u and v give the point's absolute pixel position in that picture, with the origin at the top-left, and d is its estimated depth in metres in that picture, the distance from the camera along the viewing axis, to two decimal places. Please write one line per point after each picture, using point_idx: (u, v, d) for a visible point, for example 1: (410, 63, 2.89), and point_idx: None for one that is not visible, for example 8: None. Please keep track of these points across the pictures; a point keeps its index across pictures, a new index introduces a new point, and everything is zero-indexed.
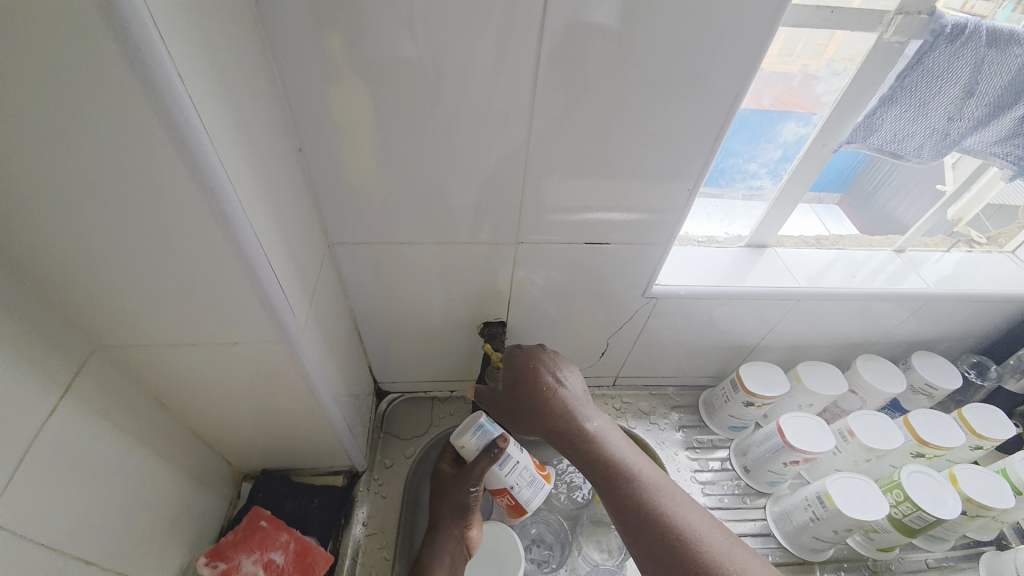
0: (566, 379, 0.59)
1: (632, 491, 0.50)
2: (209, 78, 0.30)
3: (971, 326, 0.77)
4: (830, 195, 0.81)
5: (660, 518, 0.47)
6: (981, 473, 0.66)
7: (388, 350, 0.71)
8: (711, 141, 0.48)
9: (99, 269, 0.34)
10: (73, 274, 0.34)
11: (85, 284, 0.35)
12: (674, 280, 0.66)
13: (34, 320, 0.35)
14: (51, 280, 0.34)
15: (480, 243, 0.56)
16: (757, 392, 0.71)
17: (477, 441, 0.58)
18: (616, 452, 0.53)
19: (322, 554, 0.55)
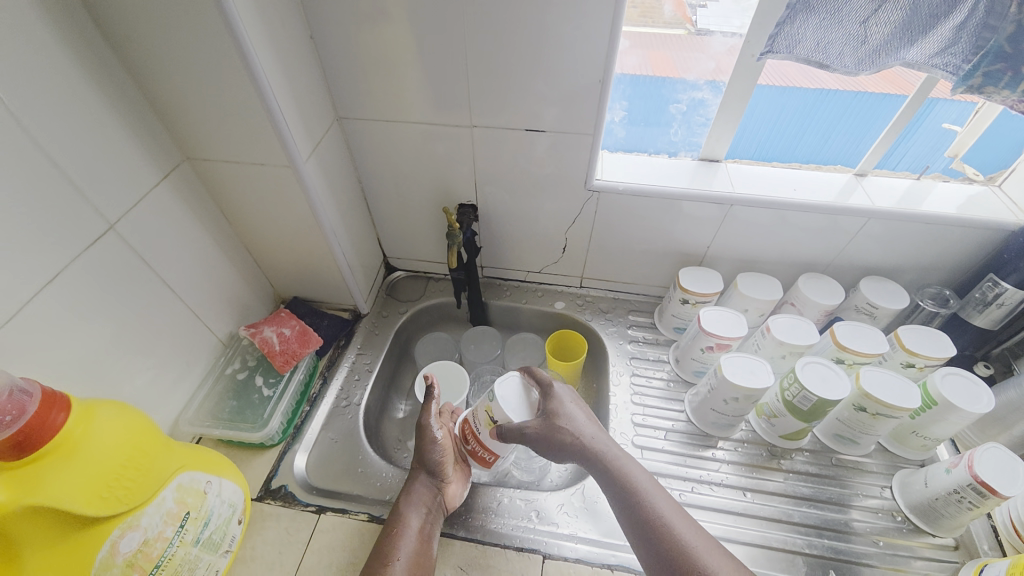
0: (566, 398, 0.64)
1: (627, 496, 0.56)
2: None
3: (934, 257, 0.77)
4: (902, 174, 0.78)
5: (653, 519, 0.54)
6: (896, 379, 0.67)
7: (392, 224, 0.91)
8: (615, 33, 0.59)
9: (184, 96, 0.57)
10: (171, 97, 0.57)
11: (179, 106, 0.58)
12: (616, 177, 0.77)
13: (151, 126, 0.59)
14: (160, 100, 0.58)
15: (445, 126, 0.73)
16: (690, 290, 0.80)
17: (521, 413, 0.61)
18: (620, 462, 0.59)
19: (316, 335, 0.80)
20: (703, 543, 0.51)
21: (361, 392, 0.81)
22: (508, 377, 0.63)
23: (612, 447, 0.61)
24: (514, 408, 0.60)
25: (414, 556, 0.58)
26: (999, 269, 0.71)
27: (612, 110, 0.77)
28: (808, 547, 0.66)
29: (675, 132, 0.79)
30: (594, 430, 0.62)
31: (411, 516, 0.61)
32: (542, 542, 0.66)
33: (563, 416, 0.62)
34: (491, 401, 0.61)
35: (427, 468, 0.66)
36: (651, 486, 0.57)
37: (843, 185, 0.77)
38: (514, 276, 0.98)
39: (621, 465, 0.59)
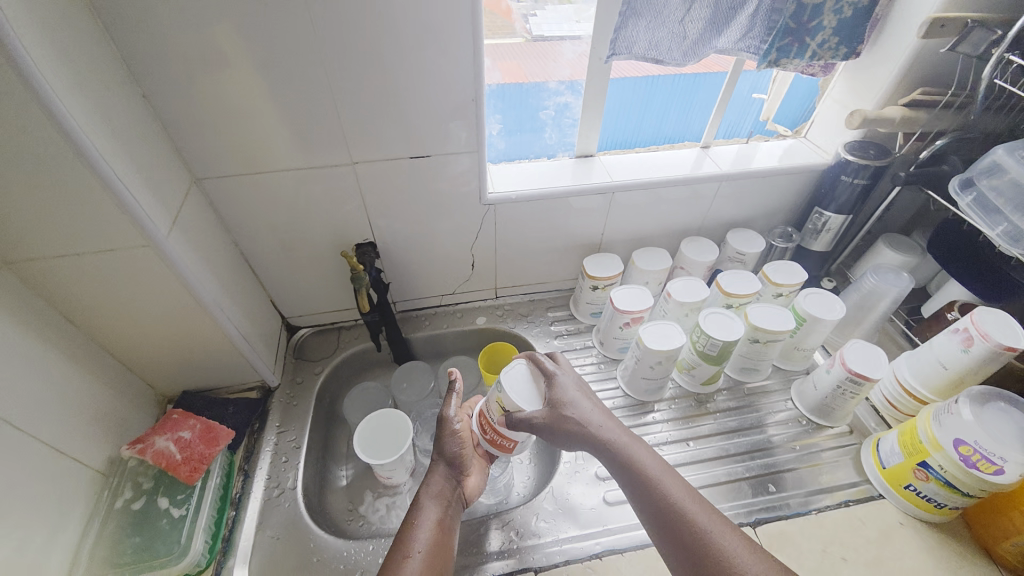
0: (573, 384, 0.64)
1: (641, 484, 0.56)
2: (34, 24, 0.41)
3: (774, 203, 0.92)
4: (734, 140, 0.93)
5: (667, 505, 0.54)
6: (774, 309, 0.79)
7: (284, 282, 0.83)
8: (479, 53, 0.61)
9: None
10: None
11: None
12: (506, 187, 0.80)
13: None
14: None
15: (325, 168, 0.68)
16: (597, 276, 0.86)
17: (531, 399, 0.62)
18: (631, 451, 0.59)
19: (224, 428, 0.69)
20: (716, 522, 0.52)
21: (294, 473, 0.72)
22: (514, 367, 0.65)
23: (620, 435, 0.61)
24: (523, 398, 0.62)
25: (433, 547, 0.55)
26: (821, 201, 0.86)
27: (488, 124, 0.79)
28: (750, 471, 0.74)
29: (549, 136, 0.84)
30: (603, 423, 0.62)
31: (429, 508, 0.59)
32: (500, 564, 0.64)
33: (570, 404, 0.62)
34: (500, 392, 0.62)
35: (445, 462, 0.64)
36: (660, 470, 0.57)
37: (695, 158, 0.88)
38: (429, 304, 0.96)
39: (630, 454, 0.59)
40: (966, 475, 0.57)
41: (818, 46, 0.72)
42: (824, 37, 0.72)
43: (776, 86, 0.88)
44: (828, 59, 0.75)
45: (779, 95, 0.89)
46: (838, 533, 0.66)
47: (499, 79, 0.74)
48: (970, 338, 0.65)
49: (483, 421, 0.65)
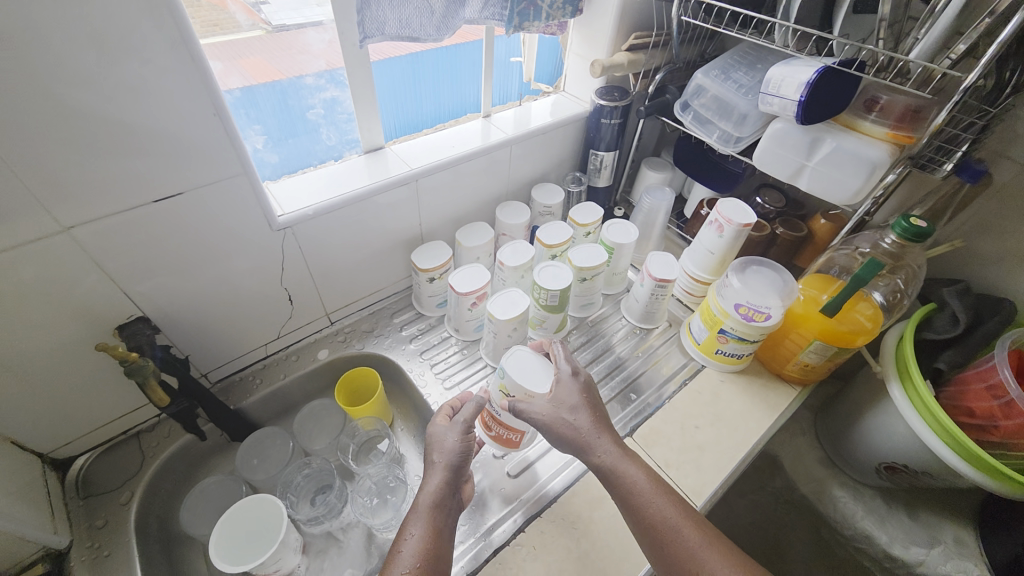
0: (578, 399, 0.64)
1: (631, 501, 0.58)
2: None
3: (561, 153, 1.01)
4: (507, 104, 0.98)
5: (657, 522, 0.56)
6: (588, 249, 0.88)
7: (20, 412, 0.60)
8: (197, 58, 0.49)
9: None
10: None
11: None
12: (297, 203, 0.69)
13: None
14: None
15: (22, 246, 0.49)
16: (430, 267, 0.83)
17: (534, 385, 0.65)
18: (622, 466, 0.60)
19: None
20: (700, 536, 0.55)
21: None
22: (522, 355, 0.68)
23: (613, 452, 0.61)
24: (536, 380, 0.65)
25: (425, 550, 0.53)
26: (593, 143, 0.97)
27: (248, 138, 0.66)
28: (615, 391, 0.84)
29: (327, 136, 0.74)
30: (608, 446, 0.61)
31: (420, 513, 0.56)
32: (484, 546, 0.67)
33: (569, 407, 0.63)
34: (501, 377, 0.67)
35: (442, 467, 0.61)
36: (652, 488, 0.58)
37: (481, 129, 0.90)
38: (252, 359, 0.80)
39: (622, 472, 0.59)
40: (747, 327, 0.75)
41: (549, 8, 0.80)
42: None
43: (528, 47, 0.95)
44: (560, 18, 0.83)
45: (533, 55, 0.96)
46: (687, 409, 0.80)
47: (242, 82, 0.61)
48: (720, 225, 0.83)
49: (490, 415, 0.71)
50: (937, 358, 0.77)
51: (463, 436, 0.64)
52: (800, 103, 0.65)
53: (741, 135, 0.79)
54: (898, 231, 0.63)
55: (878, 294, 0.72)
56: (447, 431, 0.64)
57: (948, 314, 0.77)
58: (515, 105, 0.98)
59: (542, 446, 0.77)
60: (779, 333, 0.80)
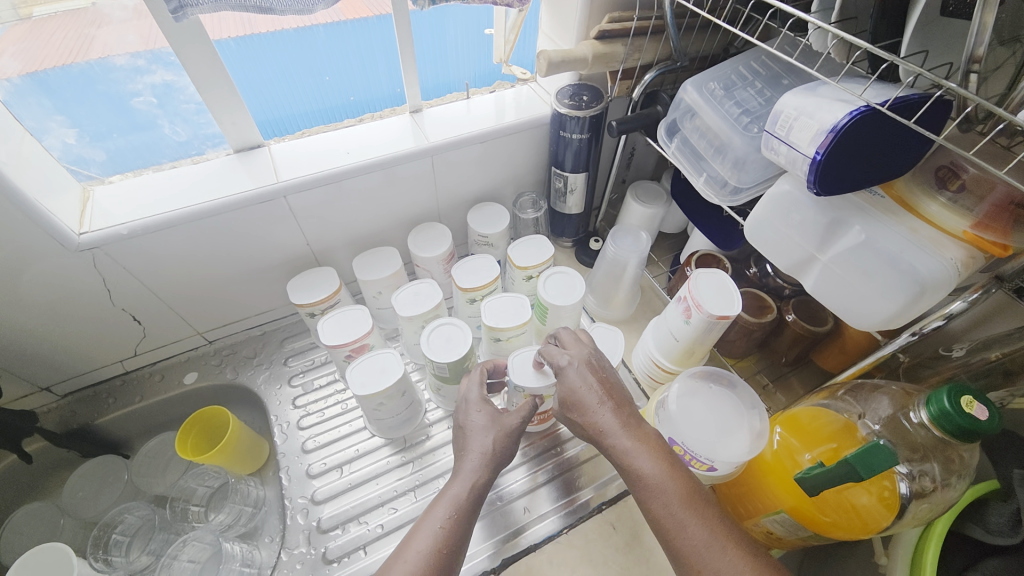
0: (583, 369, 0.50)
1: (640, 497, 0.43)
2: None
3: (520, 164, 0.78)
4: (455, 95, 0.76)
5: (666, 527, 0.41)
6: (512, 298, 0.68)
7: None
8: None
9: None
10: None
11: None
12: (109, 217, 0.55)
13: None
14: None
15: None
16: (305, 302, 0.67)
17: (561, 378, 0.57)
18: (630, 457, 0.44)
19: None
20: (723, 545, 0.39)
21: None
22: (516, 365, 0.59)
23: (625, 438, 0.45)
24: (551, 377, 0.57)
25: (438, 546, 0.43)
26: (556, 159, 0.73)
27: (51, 132, 0.53)
28: (512, 496, 0.64)
29: (174, 130, 0.59)
30: (611, 415, 0.47)
31: (450, 495, 0.47)
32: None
33: (573, 400, 0.49)
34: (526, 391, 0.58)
35: (479, 457, 0.51)
36: (664, 481, 0.42)
37: (404, 127, 0.69)
38: (108, 374, 0.71)
39: (630, 462, 0.44)
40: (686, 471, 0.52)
41: None
42: None
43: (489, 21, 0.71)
44: None
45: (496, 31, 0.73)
46: (590, 549, 0.60)
47: (24, 68, 0.49)
48: (688, 308, 0.58)
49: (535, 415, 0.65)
50: (972, 565, 0.47)
51: (502, 424, 0.54)
52: (812, 164, 0.39)
53: (740, 183, 0.52)
54: (936, 412, 0.39)
55: (903, 483, 0.44)
56: (484, 416, 0.54)
57: (1011, 509, 0.46)
58: (463, 96, 0.76)
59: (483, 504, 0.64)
60: (745, 486, 0.55)
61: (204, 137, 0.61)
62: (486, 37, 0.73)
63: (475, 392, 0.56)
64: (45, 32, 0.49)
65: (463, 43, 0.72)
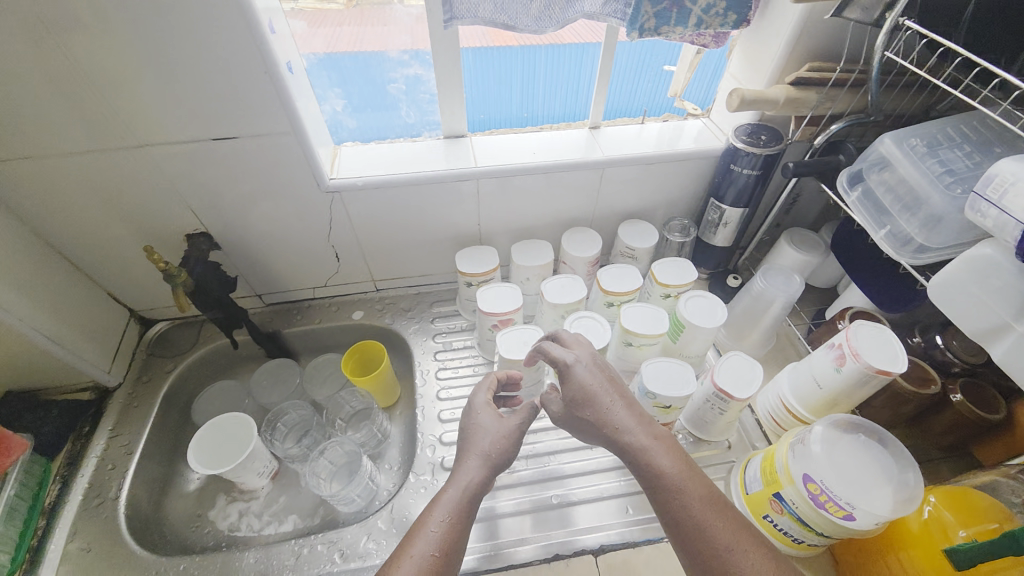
0: (591, 368, 0.56)
1: (660, 491, 0.49)
2: None
3: (677, 191, 0.83)
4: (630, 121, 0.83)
5: (687, 519, 0.47)
6: (650, 309, 0.72)
7: (122, 278, 0.76)
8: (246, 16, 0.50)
9: None
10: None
11: None
12: (351, 171, 0.70)
13: None
14: None
15: (106, 150, 0.59)
16: (468, 272, 0.78)
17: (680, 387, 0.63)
18: (651, 456, 0.51)
19: (16, 439, 0.62)
20: (731, 527, 0.46)
21: (118, 484, 0.68)
22: (646, 369, 0.65)
23: (642, 436, 0.52)
24: (678, 384, 0.63)
25: (447, 544, 0.48)
26: (717, 191, 0.77)
27: (328, 100, 0.70)
28: (614, 493, 0.68)
29: (407, 113, 0.73)
30: (626, 414, 0.54)
31: (447, 500, 0.51)
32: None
33: (586, 400, 0.55)
34: (653, 395, 0.64)
35: (480, 459, 0.55)
36: (683, 477, 0.49)
37: (582, 139, 0.78)
38: (301, 296, 0.88)
39: (650, 458, 0.51)
40: (818, 515, 0.51)
41: (702, 12, 0.65)
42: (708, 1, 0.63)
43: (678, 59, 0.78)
44: (718, 28, 0.67)
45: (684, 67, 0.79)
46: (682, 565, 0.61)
47: (326, 47, 0.64)
48: (842, 356, 0.58)
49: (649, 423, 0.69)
50: None
51: (502, 425, 0.58)
52: None
53: (927, 242, 0.52)
54: None
55: None
56: (488, 418, 0.58)
57: None
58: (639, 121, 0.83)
59: (585, 492, 0.68)
60: (873, 552, 0.53)
61: (424, 121, 0.75)
62: (666, 72, 0.80)
63: (481, 396, 0.60)
64: (347, 22, 0.63)
65: (649, 75, 0.80)
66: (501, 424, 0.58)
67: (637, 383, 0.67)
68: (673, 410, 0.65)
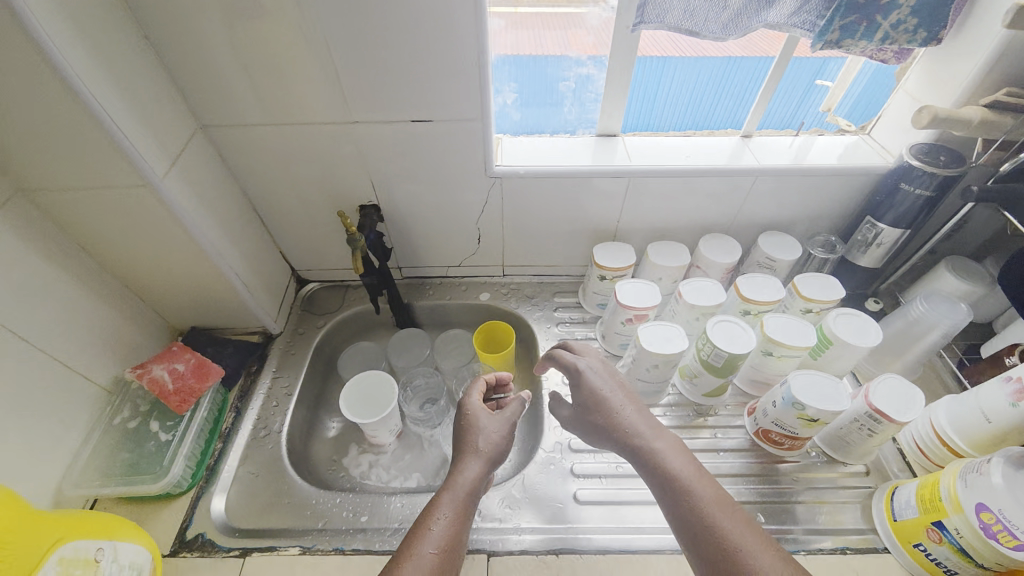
0: (602, 376, 0.64)
1: (670, 489, 0.52)
2: (65, 19, 0.45)
3: (823, 207, 0.82)
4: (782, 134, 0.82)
5: (696, 513, 0.49)
6: (793, 320, 0.72)
7: (294, 239, 0.85)
8: (473, 11, 0.56)
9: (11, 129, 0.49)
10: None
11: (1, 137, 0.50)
12: (514, 161, 0.75)
13: None
14: None
15: (321, 124, 0.66)
16: (606, 266, 0.81)
17: (835, 403, 0.62)
18: (665, 459, 0.55)
19: (216, 367, 0.69)
20: (738, 525, 0.47)
21: (281, 419, 0.76)
22: (795, 379, 0.65)
23: (656, 441, 0.57)
24: (832, 400, 0.63)
25: (452, 534, 0.51)
26: (875, 210, 0.76)
27: (502, 94, 0.75)
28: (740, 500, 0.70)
29: (569, 110, 0.77)
30: (633, 418, 0.59)
31: (455, 493, 0.54)
32: (568, 538, 0.64)
33: (598, 404, 0.61)
34: (801, 407, 0.64)
35: (483, 457, 0.59)
36: (692, 477, 0.52)
37: (733, 147, 0.79)
38: (435, 273, 0.95)
39: (662, 460, 0.54)
40: (987, 548, 0.51)
41: (890, 27, 0.63)
42: (900, 17, 0.62)
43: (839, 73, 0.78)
44: (902, 44, 0.65)
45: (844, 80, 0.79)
46: None
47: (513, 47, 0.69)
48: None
49: (784, 435, 0.69)
50: None
51: (503, 425, 0.63)
52: None
53: None
54: None
55: None
56: (494, 415, 0.63)
57: None
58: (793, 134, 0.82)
59: None
60: None
61: (582, 119, 0.79)
62: (820, 87, 0.80)
63: (475, 397, 0.65)
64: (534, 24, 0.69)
65: (808, 89, 0.79)
66: (500, 427, 0.62)
67: (780, 393, 0.67)
68: (819, 425, 0.65)
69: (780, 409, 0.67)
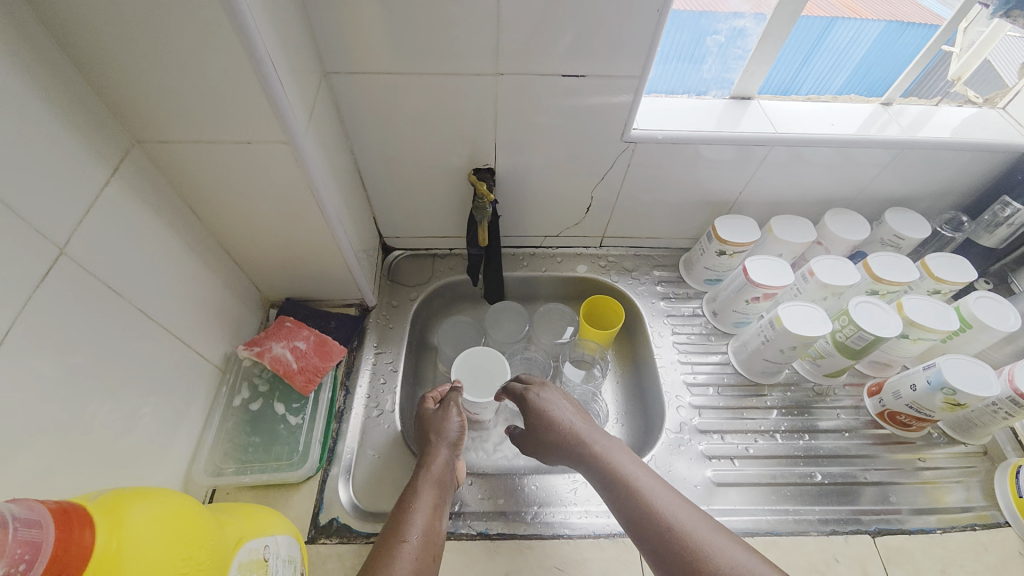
0: (555, 388, 0.66)
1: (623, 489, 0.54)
2: None
3: (951, 183, 0.79)
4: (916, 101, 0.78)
5: (652, 509, 0.51)
6: (930, 302, 0.70)
7: (392, 203, 0.79)
8: None
9: (152, 66, 0.41)
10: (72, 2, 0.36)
11: (137, 76, 0.42)
12: (652, 124, 0.69)
13: (99, 123, 0.44)
14: (104, 72, 0.41)
15: (461, 73, 0.59)
16: (729, 240, 0.77)
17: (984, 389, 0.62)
18: (612, 461, 0.57)
19: (337, 345, 0.69)
20: (699, 520, 0.49)
21: (392, 397, 0.72)
22: (945, 363, 0.64)
23: (609, 443, 0.59)
24: (980, 385, 0.62)
25: (428, 532, 0.52)
26: (1012, 190, 0.76)
27: None
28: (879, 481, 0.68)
29: (709, 68, 0.72)
30: (580, 422, 0.62)
31: (426, 494, 0.56)
32: None
33: (551, 411, 0.63)
34: (950, 392, 0.63)
35: (446, 456, 0.60)
36: (647, 475, 0.54)
37: (872, 115, 0.75)
38: (529, 243, 0.89)
39: (616, 461, 0.57)
40: None
41: None
42: None
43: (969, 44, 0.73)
44: None
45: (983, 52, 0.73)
46: (960, 556, 0.61)
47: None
48: None
49: (914, 417, 0.69)
50: None
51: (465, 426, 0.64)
52: None
53: None
54: None
55: None
56: (455, 415, 0.64)
57: None
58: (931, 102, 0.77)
59: (838, 472, 0.69)
60: None
61: (718, 79, 0.73)
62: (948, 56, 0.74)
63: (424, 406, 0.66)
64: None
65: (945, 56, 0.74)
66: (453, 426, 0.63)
67: (924, 376, 0.66)
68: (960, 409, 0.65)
69: (919, 392, 0.66)
